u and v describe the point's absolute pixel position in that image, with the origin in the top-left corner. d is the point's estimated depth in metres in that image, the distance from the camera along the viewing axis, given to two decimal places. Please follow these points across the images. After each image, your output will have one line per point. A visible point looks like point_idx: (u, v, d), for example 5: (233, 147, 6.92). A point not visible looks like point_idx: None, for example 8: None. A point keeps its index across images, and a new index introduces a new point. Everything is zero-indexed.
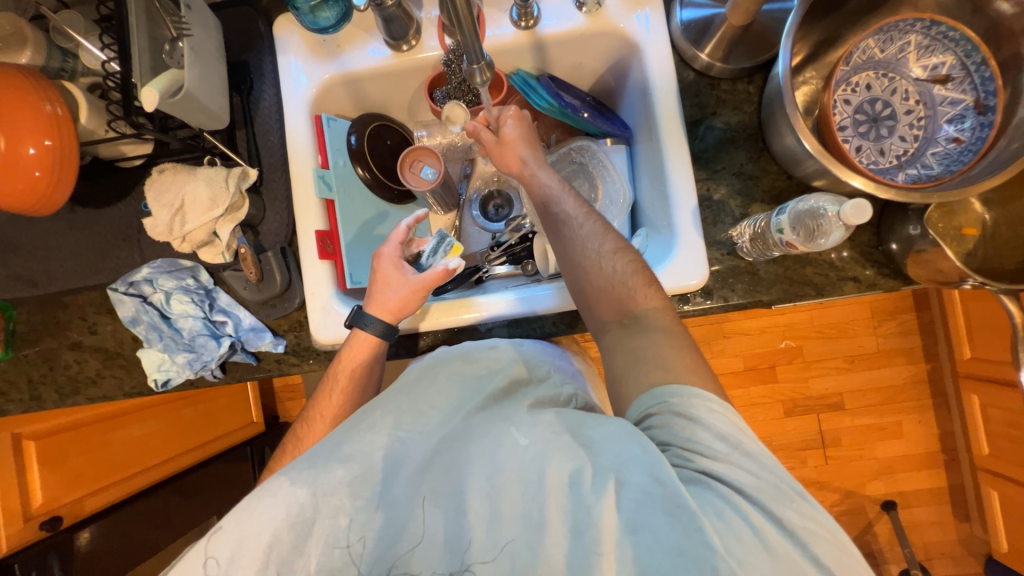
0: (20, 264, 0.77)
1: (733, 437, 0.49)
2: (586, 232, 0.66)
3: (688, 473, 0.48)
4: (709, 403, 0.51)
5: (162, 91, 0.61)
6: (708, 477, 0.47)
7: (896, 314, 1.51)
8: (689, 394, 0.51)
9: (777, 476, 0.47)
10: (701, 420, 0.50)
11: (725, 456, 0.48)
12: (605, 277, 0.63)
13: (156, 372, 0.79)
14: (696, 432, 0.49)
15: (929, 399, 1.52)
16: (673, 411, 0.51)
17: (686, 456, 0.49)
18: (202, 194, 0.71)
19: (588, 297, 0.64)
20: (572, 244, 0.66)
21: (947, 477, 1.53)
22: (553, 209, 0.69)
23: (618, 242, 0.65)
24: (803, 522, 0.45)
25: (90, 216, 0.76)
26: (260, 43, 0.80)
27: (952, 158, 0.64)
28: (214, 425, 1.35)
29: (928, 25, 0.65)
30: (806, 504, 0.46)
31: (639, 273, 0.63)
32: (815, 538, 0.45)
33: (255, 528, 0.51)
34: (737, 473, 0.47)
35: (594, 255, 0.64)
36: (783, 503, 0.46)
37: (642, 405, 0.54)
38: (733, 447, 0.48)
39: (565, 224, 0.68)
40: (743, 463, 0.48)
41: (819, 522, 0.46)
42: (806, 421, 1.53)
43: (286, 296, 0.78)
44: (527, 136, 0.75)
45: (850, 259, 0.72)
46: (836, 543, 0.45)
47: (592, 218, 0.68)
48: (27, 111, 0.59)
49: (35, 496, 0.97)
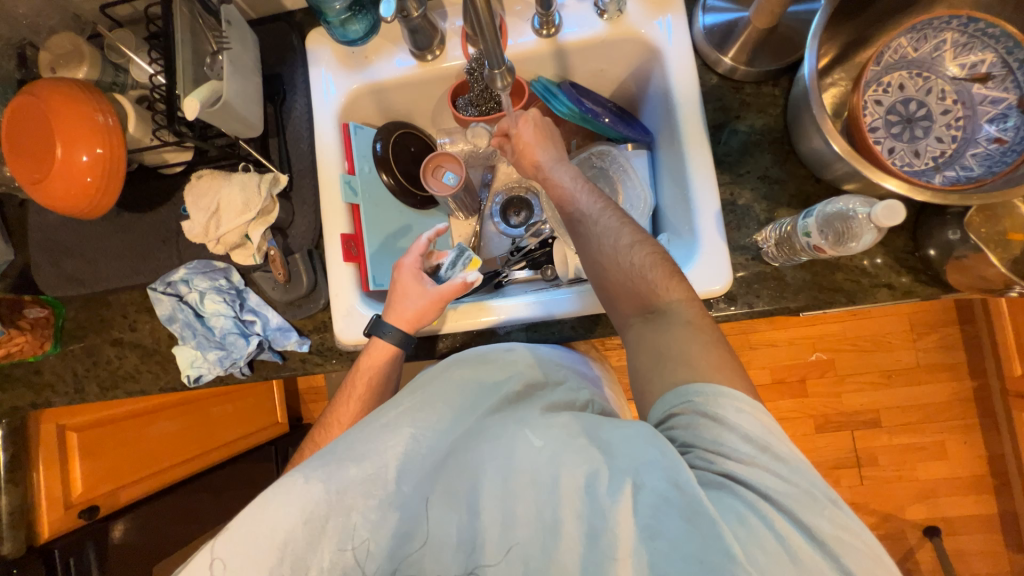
0: (71, 265, 0.82)
1: (761, 439, 0.47)
2: (600, 229, 0.66)
3: (710, 476, 0.47)
4: (737, 402, 0.49)
5: (202, 101, 0.65)
6: (731, 481, 0.46)
7: (937, 327, 1.43)
8: (715, 394, 0.50)
9: (808, 480, 0.45)
10: (728, 421, 0.48)
11: (753, 459, 0.46)
12: (624, 272, 0.62)
13: (190, 368, 0.82)
14: (721, 434, 0.48)
15: (976, 418, 1.43)
16: (698, 411, 0.50)
17: (710, 458, 0.47)
18: (236, 197, 0.75)
19: (609, 294, 0.64)
20: (589, 242, 0.66)
21: (997, 503, 1.42)
22: (570, 209, 0.70)
23: (636, 235, 0.64)
24: (833, 530, 0.43)
25: (134, 219, 0.81)
26: (294, 56, 0.84)
27: (994, 159, 0.61)
28: (241, 424, 1.39)
29: (965, 23, 0.62)
30: (839, 511, 0.44)
31: (660, 265, 0.62)
32: (846, 548, 0.43)
33: (271, 524, 0.52)
34: (765, 477, 0.45)
35: (610, 250, 0.64)
36: (814, 510, 0.44)
37: (665, 405, 0.53)
38: (761, 449, 0.47)
39: (581, 222, 0.68)
40: (772, 466, 0.46)
41: (854, 531, 0.44)
42: (838, 438, 1.46)
43: (311, 296, 0.81)
44: (546, 133, 0.77)
45: (884, 265, 0.69)
46: (871, 554, 0.43)
47: (608, 212, 0.67)
48: (83, 122, 0.64)
49: (76, 485, 1.02)
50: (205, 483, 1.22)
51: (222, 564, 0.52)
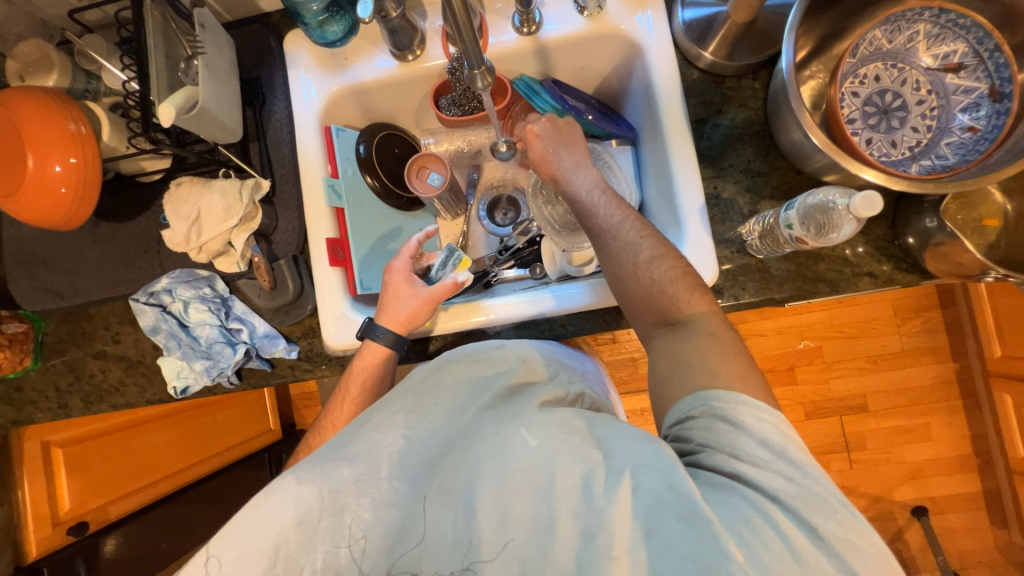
0: (49, 277, 0.80)
1: (779, 446, 0.48)
2: (620, 244, 0.66)
3: (721, 478, 0.48)
4: (758, 411, 0.50)
5: (177, 108, 0.64)
6: (741, 483, 0.47)
7: (919, 312, 1.46)
8: (735, 400, 0.51)
9: (821, 486, 0.46)
10: (746, 426, 0.49)
11: (766, 463, 0.47)
12: (644, 287, 0.62)
13: (176, 379, 0.81)
14: (738, 438, 0.49)
15: (959, 399, 1.47)
16: (717, 415, 0.51)
17: (723, 459, 0.48)
18: (216, 205, 0.73)
19: (629, 305, 0.65)
20: (609, 256, 0.67)
21: (980, 482, 1.46)
22: (589, 222, 0.71)
23: (657, 247, 0.64)
24: (842, 533, 0.44)
25: (112, 229, 0.79)
26: (272, 58, 0.82)
27: (968, 147, 0.63)
28: (233, 432, 1.37)
29: (936, 14, 0.64)
30: (852, 517, 0.45)
31: (681, 279, 0.61)
32: (854, 551, 0.43)
33: (264, 527, 0.52)
34: (778, 481, 0.46)
35: (630, 265, 0.64)
36: (826, 514, 0.45)
37: (683, 407, 0.54)
38: (777, 455, 0.47)
39: (600, 235, 0.69)
40: (785, 470, 0.47)
41: (865, 537, 0.44)
42: (828, 424, 1.49)
43: (298, 302, 0.80)
44: (562, 142, 0.78)
45: (865, 255, 0.70)
46: (879, 559, 0.44)
47: (627, 225, 0.67)
48: (55, 131, 0.63)
49: (64, 501, 1.01)
50: (197, 493, 1.21)
51: (217, 561, 0.51)
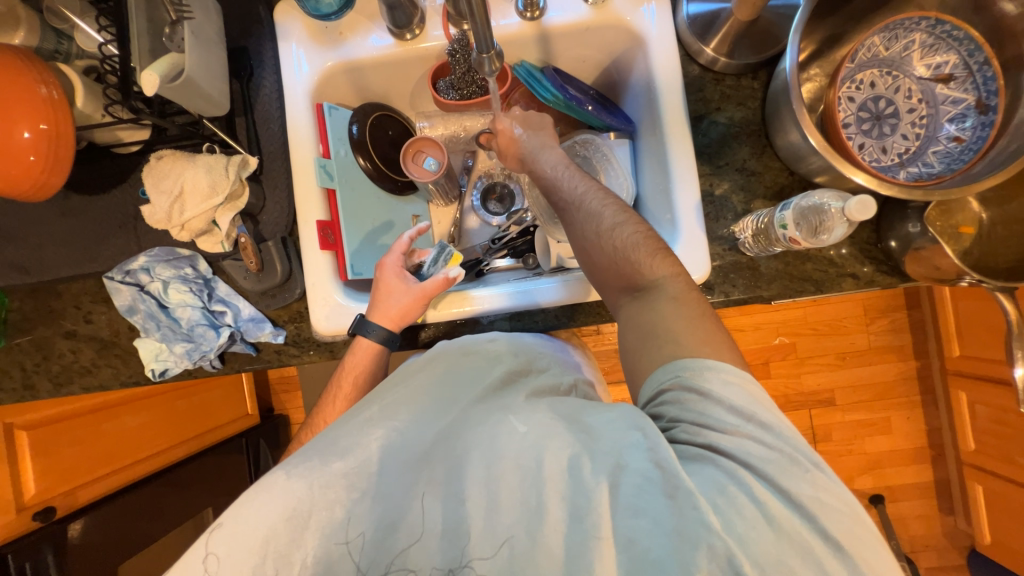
0: (13, 251, 0.75)
1: (746, 409, 0.49)
2: (582, 216, 0.66)
3: (694, 449, 0.49)
4: (724, 375, 0.51)
5: (162, 76, 0.59)
6: (712, 452, 0.48)
7: (888, 312, 1.53)
8: (703, 367, 0.51)
9: (789, 445, 0.47)
10: (712, 393, 0.50)
11: (738, 428, 0.48)
12: (608, 255, 0.63)
13: (154, 361, 0.78)
14: (708, 407, 0.49)
15: (918, 396, 1.55)
16: (685, 386, 0.51)
17: (695, 431, 0.49)
18: (201, 181, 0.70)
19: (596, 276, 0.65)
20: (573, 229, 0.67)
21: (933, 472, 1.56)
22: (555, 198, 0.71)
23: (619, 215, 0.64)
24: (813, 491, 0.45)
25: (85, 202, 0.75)
26: (261, 29, 0.79)
27: (953, 157, 0.65)
28: (210, 417, 1.36)
29: (933, 24, 0.65)
30: (820, 474, 0.47)
31: (642, 243, 0.62)
32: (825, 509, 0.45)
33: (254, 523, 0.51)
34: (748, 446, 0.47)
35: (593, 235, 0.64)
36: (795, 473, 0.46)
37: (654, 382, 0.54)
38: (747, 419, 0.48)
39: (565, 210, 0.69)
40: (755, 434, 0.48)
41: (832, 492, 0.46)
42: (798, 416, 1.56)
43: (286, 286, 0.77)
44: (532, 125, 0.79)
45: (849, 256, 0.73)
46: (849, 514, 0.45)
47: (591, 196, 0.67)
48: (20, 94, 0.58)
49: (28, 487, 0.95)
50: (171, 478, 1.18)
51: (216, 558, 0.51)
